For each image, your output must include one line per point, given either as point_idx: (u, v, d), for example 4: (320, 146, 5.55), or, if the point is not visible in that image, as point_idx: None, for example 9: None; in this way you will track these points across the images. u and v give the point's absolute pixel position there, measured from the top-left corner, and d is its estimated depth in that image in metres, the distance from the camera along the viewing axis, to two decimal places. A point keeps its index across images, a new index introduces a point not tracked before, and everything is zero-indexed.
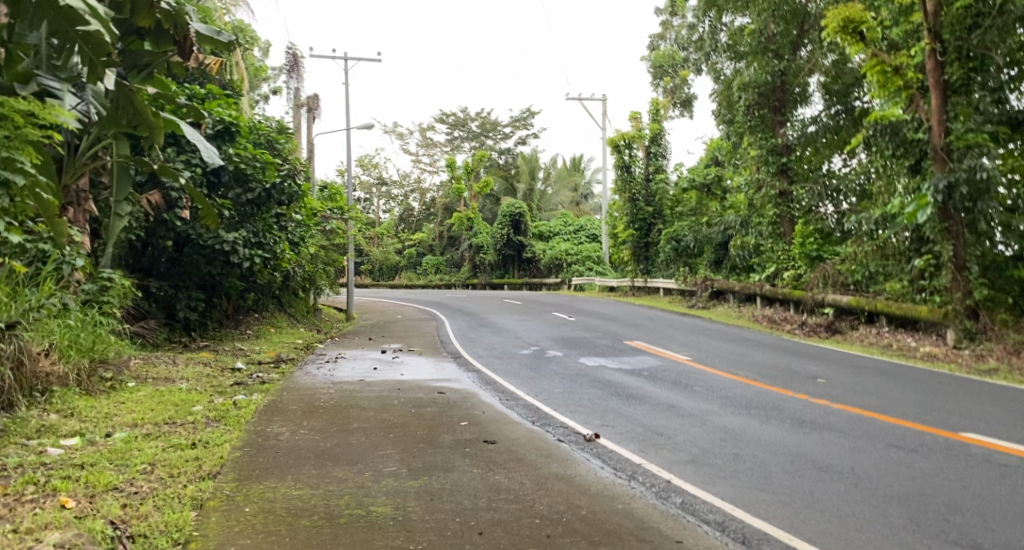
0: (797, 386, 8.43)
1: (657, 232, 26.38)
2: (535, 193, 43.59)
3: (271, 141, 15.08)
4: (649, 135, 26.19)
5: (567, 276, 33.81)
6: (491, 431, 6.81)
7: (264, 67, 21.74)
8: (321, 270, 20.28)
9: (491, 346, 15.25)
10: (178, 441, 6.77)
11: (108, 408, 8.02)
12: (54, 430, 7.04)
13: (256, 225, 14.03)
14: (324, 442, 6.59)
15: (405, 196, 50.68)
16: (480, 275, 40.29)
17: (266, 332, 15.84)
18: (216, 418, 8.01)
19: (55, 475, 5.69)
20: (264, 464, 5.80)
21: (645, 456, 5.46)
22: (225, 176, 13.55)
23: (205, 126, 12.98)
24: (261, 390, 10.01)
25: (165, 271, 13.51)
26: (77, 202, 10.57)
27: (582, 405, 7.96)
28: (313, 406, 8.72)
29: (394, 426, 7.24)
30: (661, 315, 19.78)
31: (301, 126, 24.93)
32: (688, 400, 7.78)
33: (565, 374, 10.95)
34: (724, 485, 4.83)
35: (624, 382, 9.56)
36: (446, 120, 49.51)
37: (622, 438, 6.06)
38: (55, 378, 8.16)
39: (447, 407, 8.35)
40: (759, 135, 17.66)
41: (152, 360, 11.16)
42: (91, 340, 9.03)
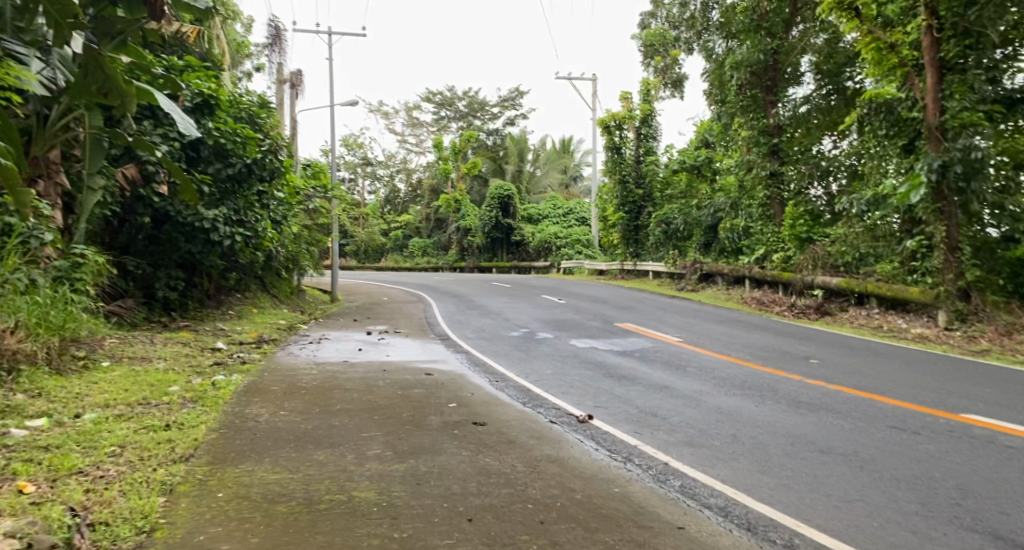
0: (790, 367, 8.23)
1: (647, 215, 26.27)
2: (524, 175, 43.29)
3: (252, 115, 14.63)
4: (640, 116, 25.90)
5: (556, 260, 33.57)
6: (481, 413, 6.56)
7: (247, 43, 21.22)
8: (305, 250, 19.89)
9: (480, 327, 15.02)
10: (151, 423, 6.46)
11: (79, 389, 7.69)
12: (20, 411, 6.71)
13: (236, 202, 13.71)
14: (305, 424, 6.30)
15: (391, 177, 50.07)
16: (468, 258, 39.98)
17: (248, 313, 15.51)
18: (193, 399, 7.70)
19: (16, 458, 5.39)
20: (241, 446, 5.52)
21: (642, 437, 5.22)
22: (205, 151, 13.19)
23: (182, 99, 12.58)
24: (241, 371, 9.68)
25: (142, 249, 13.11)
26: (47, 174, 10.15)
27: (572, 387, 7.71)
28: (294, 387, 8.42)
29: (379, 407, 6.97)
30: (649, 297, 19.62)
31: (285, 103, 24.40)
32: (682, 381, 7.56)
33: (554, 356, 10.71)
34: (725, 467, 4.60)
35: (615, 363, 9.33)
36: (433, 100, 48.98)
37: (616, 419, 5.81)
38: (21, 357, 7.80)
39: (434, 388, 8.09)
40: (751, 115, 17.32)
41: (129, 339, 10.82)
42: (63, 318, 8.67)
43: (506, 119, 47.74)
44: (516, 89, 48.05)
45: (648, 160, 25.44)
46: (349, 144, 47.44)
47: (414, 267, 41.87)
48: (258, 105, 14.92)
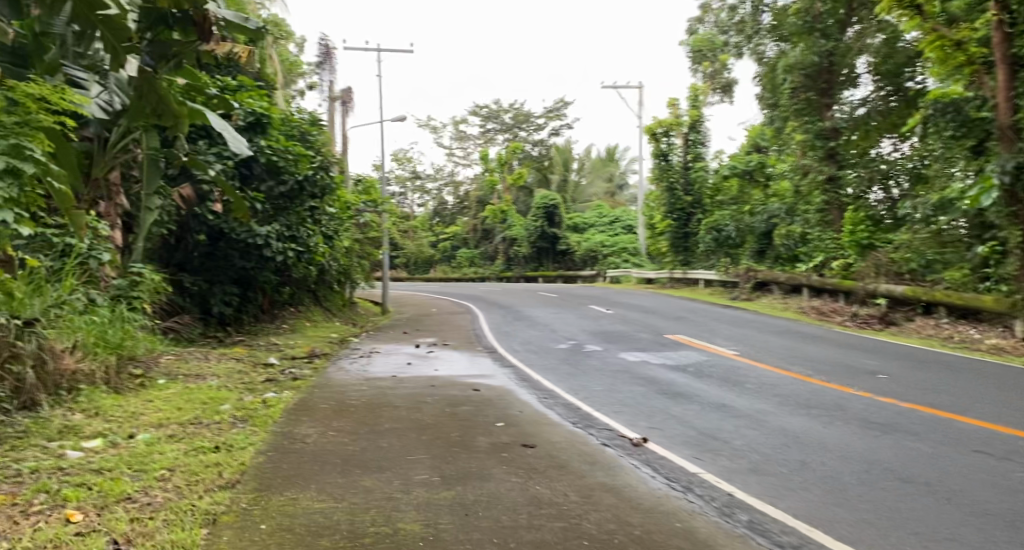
0: (856, 383, 7.82)
1: (697, 222, 25.83)
2: (571, 184, 43.10)
3: (303, 133, 14.68)
4: (688, 122, 25.48)
5: (603, 269, 33.22)
6: (531, 434, 6.35)
7: (298, 61, 21.51)
8: (356, 264, 19.99)
9: (528, 340, 14.83)
10: (201, 444, 6.42)
11: (135, 407, 7.72)
12: (76, 432, 6.72)
13: (289, 218, 13.78)
14: (351, 446, 6.16)
15: (438, 190, 50.51)
16: (515, 268, 39.90)
17: (301, 327, 15.62)
18: (243, 418, 7.65)
19: (69, 482, 5.38)
20: (288, 471, 5.40)
21: (702, 464, 4.94)
22: (257, 168, 13.31)
23: (235, 117, 12.69)
24: (292, 388, 9.64)
25: (199, 266, 13.29)
26: (109, 197, 10.36)
27: (627, 405, 7.45)
28: (343, 405, 8.32)
29: (427, 427, 6.81)
30: (702, 307, 19.19)
31: (334, 119, 24.62)
32: (742, 399, 7.24)
33: (606, 370, 10.43)
34: (797, 500, 4.30)
35: (670, 379, 9.01)
36: (479, 112, 49.12)
37: (674, 442, 5.54)
38: (80, 376, 7.82)
39: (483, 406, 7.89)
40: (806, 118, 16.86)
41: (185, 356, 10.91)
42: (119, 337, 8.73)
43: (551, 129, 47.65)
44: (561, 98, 47.94)
45: (697, 167, 24.99)
46: (397, 157, 47.85)
47: (461, 278, 41.96)
48: (309, 122, 15.00)
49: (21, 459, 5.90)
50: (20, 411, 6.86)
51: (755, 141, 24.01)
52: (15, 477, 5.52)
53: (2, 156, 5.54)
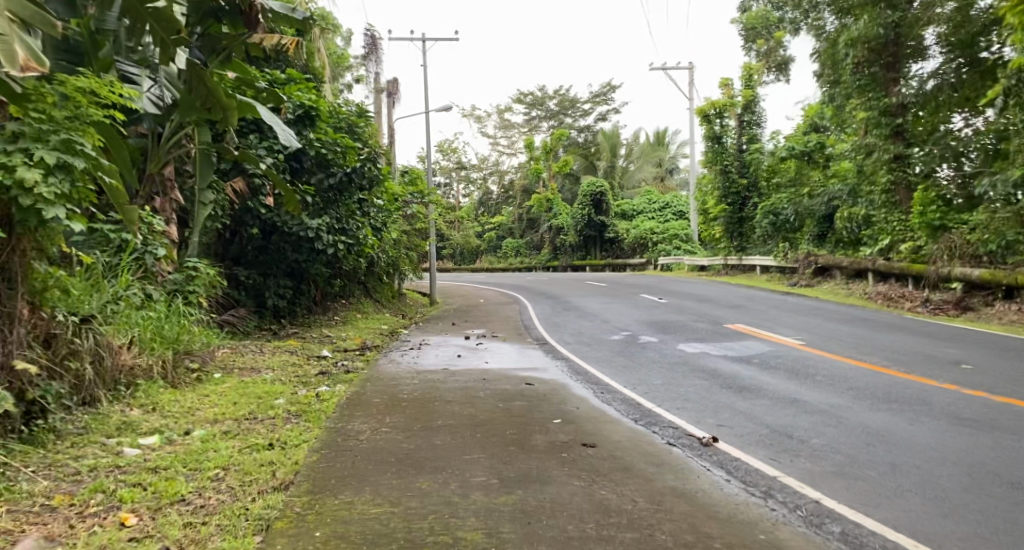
0: (937, 374, 7.35)
1: (751, 206, 25.16)
2: (618, 170, 42.46)
3: (350, 124, 14.58)
4: (742, 103, 25.02)
5: (653, 256, 32.64)
6: (591, 431, 6.10)
7: (345, 54, 21.50)
8: (404, 255, 19.93)
9: (579, 331, 14.52)
10: (254, 441, 6.30)
11: (191, 402, 7.67)
12: (134, 428, 6.67)
13: (339, 211, 13.71)
14: (405, 444, 5.97)
15: (484, 180, 50.44)
16: (562, 256, 39.65)
17: (353, 319, 15.60)
18: (297, 413, 7.52)
19: (126, 481, 5.30)
20: (342, 471, 5.23)
21: (778, 467, 4.63)
22: (307, 161, 13.25)
23: (284, 110, 12.64)
24: (345, 381, 9.52)
25: (253, 259, 13.34)
26: (163, 191, 10.18)
27: (690, 400, 7.13)
28: (396, 399, 8.15)
29: (482, 423, 6.60)
30: (760, 294, 18.66)
31: (381, 110, 24.59)
32: (814, 394, 6.87)
33: (663, 362, 10.09)
34: (886, 510, 3.97)
35: (733, 372, 8.65)
36: (524, 100, 48.76)
37: (746, 442, 5.22)
38: (138, 372, 7.74)
39: (539, 401, 7.64)
40: (871, 95, 16.23)
41: (239, 349, 10.90)
42: (174, 331, 8.70)
43: (598, 115, 47.13)
44: (608, 83, 47.29)
45: (752, 149, 24.29)
46: (443, 148, 47.81)
47: (509, 267, 41.77)
48: (357, 113, 14.90)
49: (80, 457, 5.86)
50: (80, 407, 6.74)
51: (813, 121, 23.22)
52: (74, 476, 5.47)
53: (54, 151, 5.44)
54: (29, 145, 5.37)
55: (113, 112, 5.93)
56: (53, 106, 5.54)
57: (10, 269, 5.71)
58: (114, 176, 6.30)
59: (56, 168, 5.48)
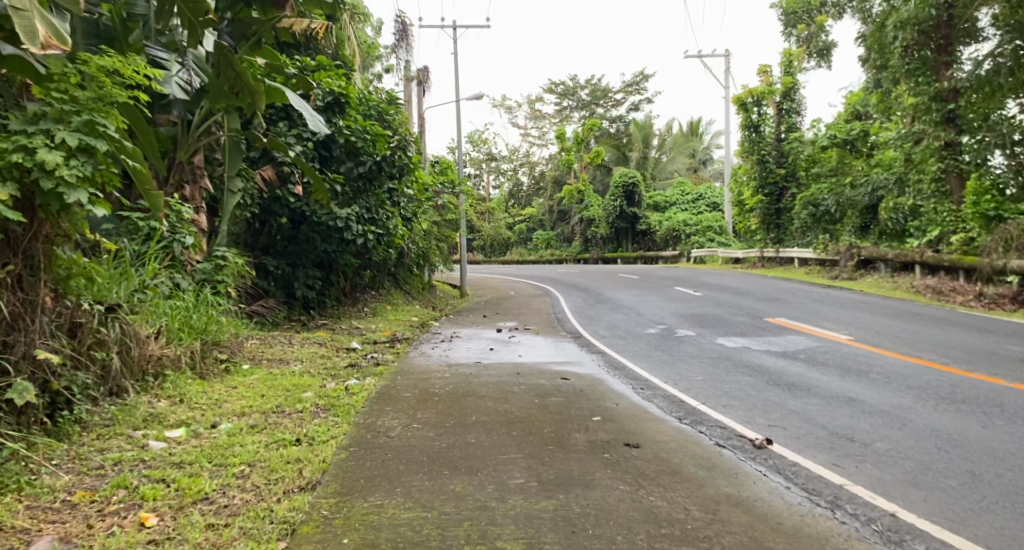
0: (1001, 374, 6.92)
1: (790, 197, 24.59)
2: (650, 160, 41.83)
3: (381, 112, 14.32)
4: (782, 90, 24.60)
5: (686, 248, 32.10)
6: (632, 431, 5.79)
7: (377, 44, 21.35)
8: (435, 246, 19.72)
9: (613, 324, 14.16)
10: (282, 437, 6.06)
11: (220, 394, 7.47)
12: (161, 421, 6.48)
13: (369, 200, 13.48)
14: (438, 442, 5.68)
15: (514, 171, 50.20)
16: (592, 249, 39.30)
17: (383, 310, 15.41)
18: (326, 407, 7.28)
19: (150, 476, 5.08)
20: (371, 470, 4.98)
21: (838, 479, 4.30)
22: (337, 150, 13.02)
23: (313, 98, 12.47)
24: (375, 374, 9.28)
25: (282, 249, 13.16)
26: (194, 179, 9.99)
27: (736, 399, 6.79)
28: (427, 393, 7.88)
29: (517, 420, 6.29)
30: (801, 288, 18.17)
31: (412, 100, 24.36)
32: (869, 395, 6.47)
33: (703, 358, 9.72)
34: (975, 536, 3.64)
35: (780, 370, 8.27)
36: (555, 90, 48.28)
37: (801, 448, 4.89)
38: (167, 362, 7.55)
39: (575, 397, 7.33)
40: (921, 79, 15.99)
41: (269, 340, 10.73)
42: (203, 321, 8.49)
43: (630, 105, 46.59)
44: (640, 72, 46.70)
45: (791, 137, 23.70)
46: (473, 139, 47.57)
47: (539, 260, 41.50)
48: (387, 101, 14.68)
49: (105, 450, 5.67)
50: (107, 398, 6.55)
51: (854, 108, 22.58)
52: (97, 470, 5.28)
53: (77, 133, 5.19)
54: (51, 126, 5.13)
55: (138, 94, 5.72)
56: (76, 87, 5.30)
57: (32, 254, 5.48)
58: (139, 160, 6.06)
59: (79, 150, 5.22)
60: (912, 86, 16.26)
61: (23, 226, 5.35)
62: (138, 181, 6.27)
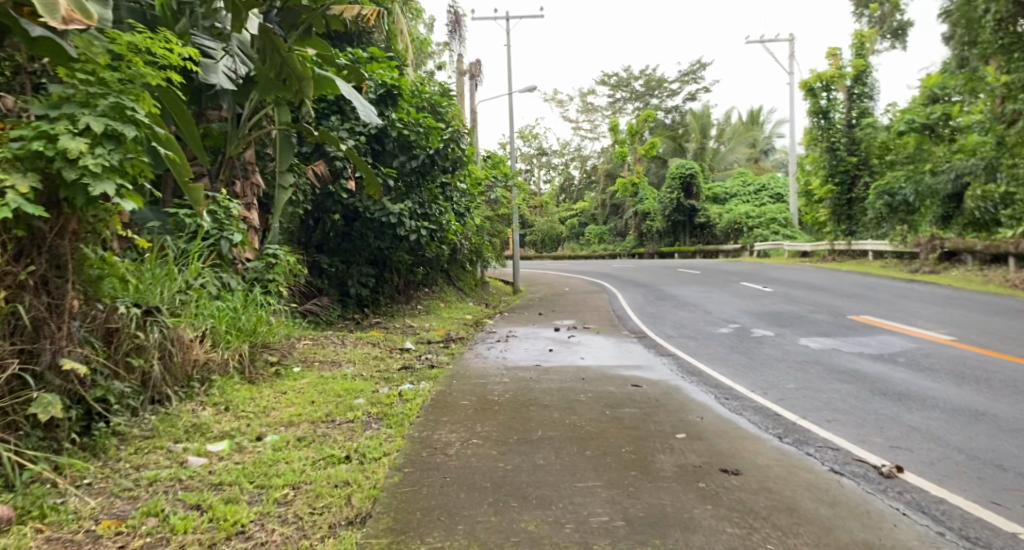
0: None
1: (862, 185, 23.38)
2: (709, 151, 40.60)
3: (434, 104, 13.73)
4: (852, 74, 23.34)
5: (748, 242, 30.88)
6: (726, 453, 5.06)
7: (429, 40, 20.86)
8: (487, 242, 19.13)
9: (680, 322, 13.28)
10: (330, 452, 5.45)
11: (267, 401, 6.94)
12: (203, 432, 5.94)
13: (421, 196, 12.95)
14: (501, 464, 4.99)
15: (566, 166, 49.41)
16: (648, 243, 38.37)
17: (436, 307, 14.85)
18: (378, 416, 6.66)
19: (186, 500, 4.50)
20: (429, 500, 4.34)
21: (992, 540, 3.63)
22: (389, 144, 12.47)
23: (366, 90, 11.93)
24: (429, 377, 8.68)
25: (336, 246, 12.67)
26: (245, 175, 9.51)
27: (841, 417, 6.02)
28: (486, 401, 7.19)
29: (590, 437, 5.56)
30: (880, 282, 17.08)
31: (463, 93, 23.75)
32: (1000, 424, 5.68)
33: (789, 363, 8.92)
34: None
35: (882, 384, 7.43)
36: (609, 81, 47.31)
37: (935, 489, 4.19)
38: (213, 366, 7.05)
39: (652, 407, 6.59)
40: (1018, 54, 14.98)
41: (322, 340, 10.23)
42: (253, 322, 7.93)
43: (687, 94, 45.42)
44: (697, 61, 45.44)
45: (864, 123, 22.54)
46: (525, 133, 46.81)
47: (593, 253, 40.65)
48: (440, 93, 14.05)
49: (141, 468, 5.12)
50: (149, 407, 6.06)
51: (931, 92, 21.24)
52: (130, 492, 4.66)
53: (103, 117, 4.55)
54: (74, 110, 4.50)
55: (171, 75, 5.03)
56: (103, 67, 4.67)
57: (59, 252, 4.96)
58: (172, 149, 5.43)
59: (104, 136, 4.56)
60: (1006, 62, 15.20)
61: (47, 221, 4.83)
62: (177, 172, 5.68)
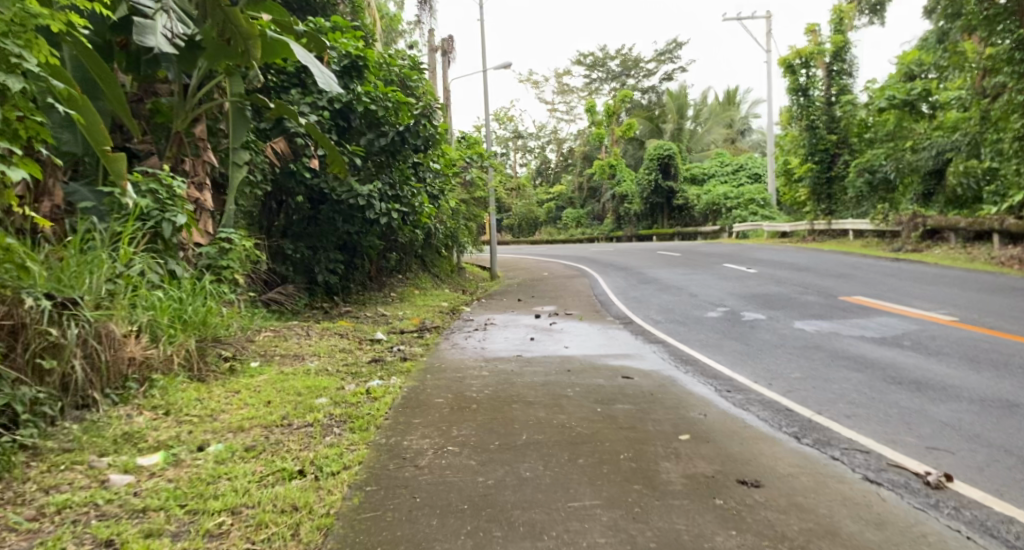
0: None
1: (842, 163, 22.86)
2: (686, 132, 40.00)
3: (403, 78, 12.80)
4: (831, 50, 22.73)
5: (727, 223, 30.30)
6: (741, 459, 4.37)
7: (399, 16, 19.93)
8: (463, 225, 18.29)
9: (667, 306, 12.62)
10: (281, 465, 4.64)
11: (216, 403, 6.06)
12: (136, 442, 5.07)
13: (392, 176, 12.20)
14: (480, 477, 4.25)
15: (542, 149, 48.60)
16: (627, 225, 37.78)
17: (410, 295, 14.03)
18: (341, 419, 5.84)
19: (95, 536, 3.70)
20: (394, 533, 3.59)
21: None
22: (356, 119, 11.56)
23: (328, 61, 11.00)
24: (400, 372, 7.88)
25: (301, 231, 11.77)
26: (195, 152, 8.57)
27: (863, 413, 5.36)
28: (463, 399, 6.42)
29: (581, 441, 4.83)
30: (867, 261, 16.57)
31: (436, 71, 22.81)
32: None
33: (789, 348, 8.29)
34: None
35: (897, 372, 6.80)
36: (584, 62, 46.53)
37: (992, 506, 3.58)
38: (154, 364, 6.19)
39: (649, 402, 5.88)
40: (1003, 26, 14.59)
41: (284, 332, 9.38)
42: (202, 314, 7.05)
43: (663, 74, 44.81)
44: (673, 40, 44.82)
45: (844, 100, 21.98)
46: (500, 115, 45.81)
47: (570, 237, 39.97)
48: (409, 66, 13.15)
49: (51, 490, 4.28)
50: (71, 415, 5.21)
51: (908, 69, 20.68)
52: (29, 524, 3.85)
53: None
54: None
55: (73, 18, 4.17)
56: None
57: None
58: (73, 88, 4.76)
59: None
60: (988, 34, 14.88)
61: None
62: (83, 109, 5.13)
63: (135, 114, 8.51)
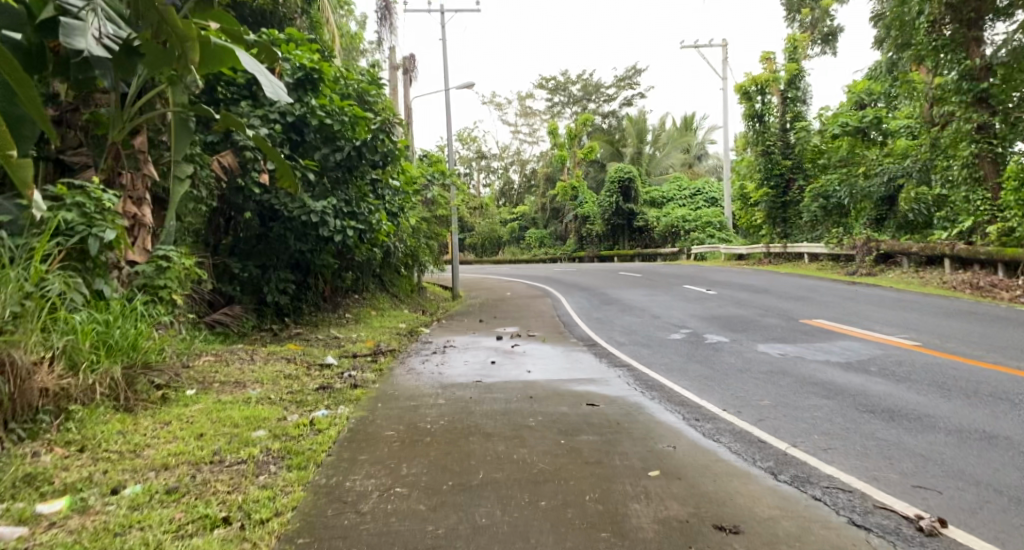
0: None
1: (798, 188, 22.94)
2: (645, 156, 40.13)
3: (360, 92, 12.31)
4: (785, 78, 22.84)
5: (686, 246, 30.22)
6: (717, 500, 3.98)
7: (358, 33, 19.53)
8: (423, 245, 17.77)
9: (630, 329, 12.29)
10: (204, 511, 4.12)
11: (141, 437, 5.48)
12: (39, 486, 4.50)
13: (348, 192, 11.63)
14: (428, 525, 3.80)
15: (504, 170, 48.28)
16: (587, 247, 37.56)
17: (366, 316, 13.48)
18: (279, 454, 5.31)
19: None
20: None
21: None
22: (309, 133, 11.06)
23: (280, 73, 10.53)
24: (350, 400, 7.35)
25: (248, 248, 11.19)
26: (133, 164, 7.99)
27: (841, 445, 5.03)
28: (417, 431, 5.94)
29: (544, 479, 4.40)
30: (826, 284, 16.53)
31: (396, 89, 22.37)
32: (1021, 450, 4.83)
33: (757, 373, 7.98)
34: None
35: (871, 399, 6.52)
36: (545, 86, 46.58)
37: None
38: (70, 394, 5.59)
39: (617, 433, 5.47)
40: (949, 57, 14.96)
41: (226, 356, 8.80)
42: (132, 338, 6.32)
43: (622, 99, 45.06)
44: (633, 66, 45.17)
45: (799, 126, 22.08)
46: (461, 135, 45.48)
47: (531, 258, 39.61)
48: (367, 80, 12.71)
49: None
50: None
51: (859, 97, 21.03)
52: None
53: None
54: None
55: None
56: None
57: None
58: None
59: None
60: (935, 65, 15.34)
61: None
62: None
63: (68, 124, 7.95)
